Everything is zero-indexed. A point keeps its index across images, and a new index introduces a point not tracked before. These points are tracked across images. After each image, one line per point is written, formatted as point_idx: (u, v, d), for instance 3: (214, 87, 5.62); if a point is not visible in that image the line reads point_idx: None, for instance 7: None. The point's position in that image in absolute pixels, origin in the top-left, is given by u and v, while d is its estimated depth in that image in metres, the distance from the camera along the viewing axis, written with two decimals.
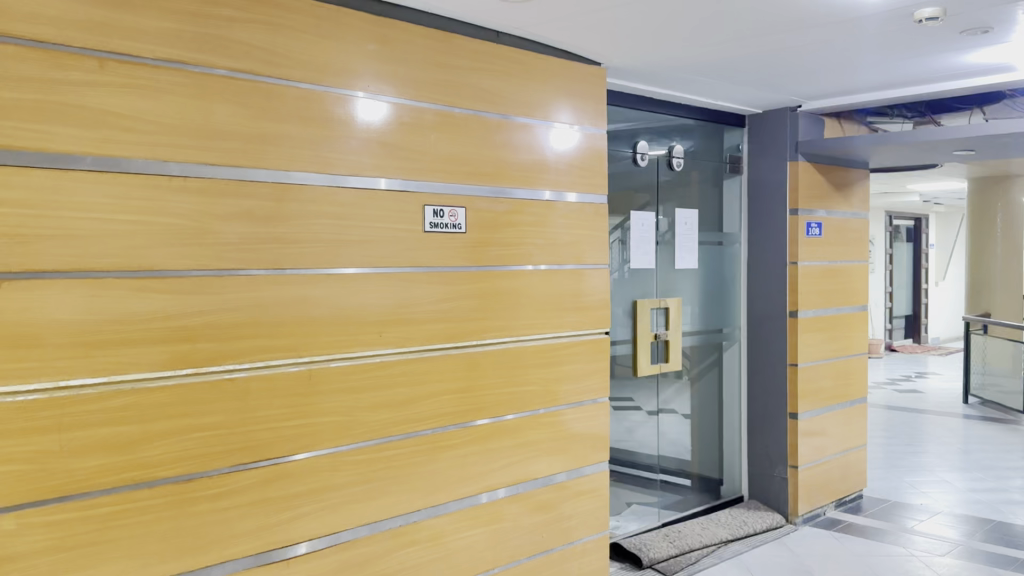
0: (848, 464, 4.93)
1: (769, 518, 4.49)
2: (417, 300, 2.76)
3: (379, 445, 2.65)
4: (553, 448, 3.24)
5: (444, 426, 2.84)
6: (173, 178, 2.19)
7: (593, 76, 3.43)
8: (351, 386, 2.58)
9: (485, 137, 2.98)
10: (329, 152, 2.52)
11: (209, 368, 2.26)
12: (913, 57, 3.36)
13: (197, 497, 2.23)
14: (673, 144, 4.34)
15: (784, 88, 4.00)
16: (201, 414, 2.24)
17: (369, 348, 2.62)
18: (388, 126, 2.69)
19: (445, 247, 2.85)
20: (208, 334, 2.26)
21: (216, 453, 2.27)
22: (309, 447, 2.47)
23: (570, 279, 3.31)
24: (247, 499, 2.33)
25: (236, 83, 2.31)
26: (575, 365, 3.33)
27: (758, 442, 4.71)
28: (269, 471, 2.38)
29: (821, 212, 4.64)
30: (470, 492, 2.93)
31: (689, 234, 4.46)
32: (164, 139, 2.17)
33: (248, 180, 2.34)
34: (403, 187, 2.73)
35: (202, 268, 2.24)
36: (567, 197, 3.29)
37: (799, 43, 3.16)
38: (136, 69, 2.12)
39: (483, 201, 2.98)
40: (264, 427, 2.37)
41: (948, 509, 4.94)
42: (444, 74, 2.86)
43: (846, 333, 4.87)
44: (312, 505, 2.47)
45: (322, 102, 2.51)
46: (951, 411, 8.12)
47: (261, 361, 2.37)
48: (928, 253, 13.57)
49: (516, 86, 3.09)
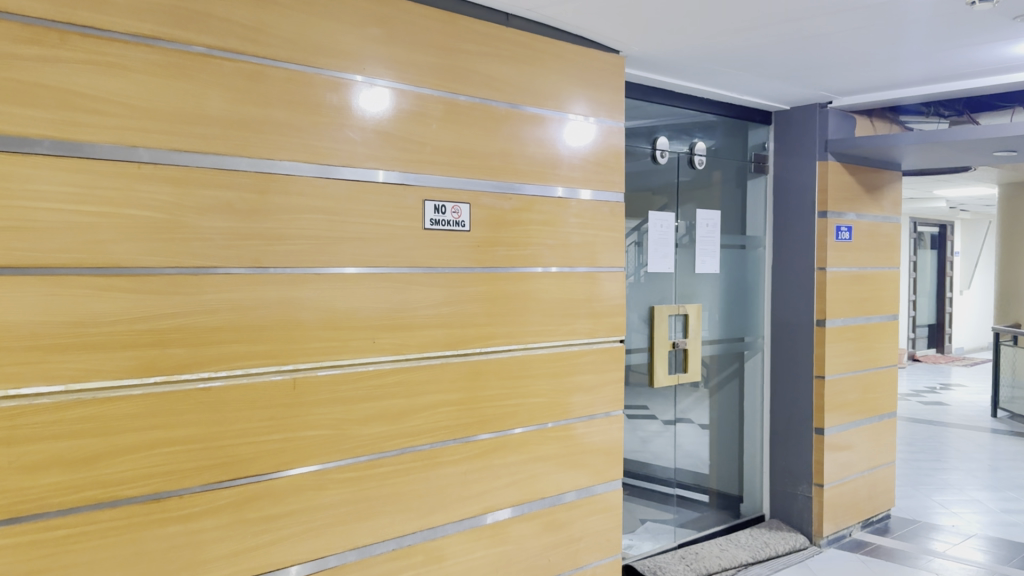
0: (875, 482, 4.67)
1: (792, 540, 4.25)
2: (415, 303, 2.54)
3: (371, 461, 2.42)
4: (562, 467, 3.00)
5: (443, 441, 2.61)
6: (143, 166, 1.98)
7: (611, 65, 3.19)
8: (341, 397, 2.35)
9: (492, 129, 2.76)
10: (320, 141, 2.30)
11: (181, 376, 2.05)
12: (956, 47, 3.12)
13: (166, 518, 2.02)
14: (695, 141, 4.10)
15: (812, 82, 3.76)
16: (173, 426, 2.03)
17: (361, 356, 2.40)
18: (387, 114, 2.47)
19: (447, 245, 2.62)
20: (181, 338, 2.04)
21: (187, 470, 2.05)
22: (291, 465, 2.25)
23: (582, 282, 3.08)
24: (223, 520, 2.11)
25: (217, 64, 2.09)
26: (587, 375, 3.09)
27: (781, 457, 4.46)
28: (248, 490, 2.16)
29: (851, 215, 4.40)
30: (471, 512, 2.70)
31: (710, 236, 4.22)
32: (135, 123, 1.96)
33: (229, 170, 2.12)
34: (402, 181, 2.50)
35: (173, 265, 2.02)
36: (580, 194, 3.06)
37: (835, 28, 2.90)
38: (104, 45, 1.91)
39: (489, 198, 2.75)
40: (243, 442, 2.15)
41: (980, 531, 4.67)
42: (449, 58, 2.63)
43: (875, 343, 4.61)
44: (295, 527, 2.25)
45: (313, 86, 2.29)
46: (978, 425, 7.83)
47: (240, 368, 2.15)
48: (952, 260, 13.27)
49: (527, 74, 2.87)
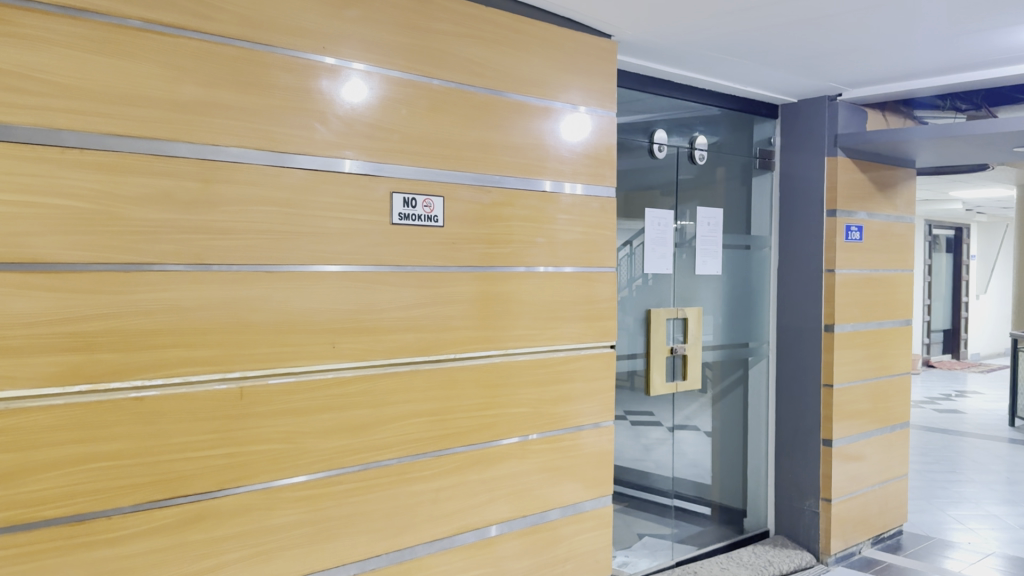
0: (887, 496, 4.43)
1: (797, 558, 4.02)
2: (382, 305, 2.32)
3: (330, 478, 2.21)
4: (547, 483, 2.79)
5: (413, 455, 2.40)
6: (68, 151, 1.77)
7: (604, 52, 2.97)
8: (294, 408, 2.14)
9: (470, 117, 2.54)
10: (274, 126, 2.09)
11: (110, 385, 1.84)
12: (976, 30, 2.88)
13: (91, 542, 1.82)
14: (696, 135, 3.88)
15: (820, 72, 3.54)
16: (99, 440, 1.83)
17: (320, 362, 2.19)
18: (351, 99, 2.25)
19: (417, 242, 2.41)
20: (110, 343, 1.84)
21: (117, 488, 1.86)
22: (239, 483, 2.04)
23: (571, 283, 2.86)
24: (158, 544, 1.91)
25: (154, 39, 1.89)
26: (575, 384, 2.88)
27: (788, 470, 4.23)
28: (188, 510, 1.96)
29: (862, 214, 4.17)
30: (444, 533, 2.48)
31: (712, 236, 4.00)
32: (58, 102, 1.76)
33: (167, 157, 1.91)
34: (368, 171, 2.29)
35: (101, 262, 1.82)
36: (568, 188, 2.84)
37: (844, 8, 2.67)
38: (23, 16, 1.71)
39: (466, 191, 2.54)
40: (183, 457, 1.95)
41: (997, 549, 4.43)
42: (422, 38, 2.42)
43: (888, 350, 4.37)
44: (242, 551, 2.04)
45: (267, 66, 2.08)
46: (994, 434, 7.55)
47: (178, 376, 1.94)
48: (969, 264, 12.95)
49: (509, 58, 2.65)
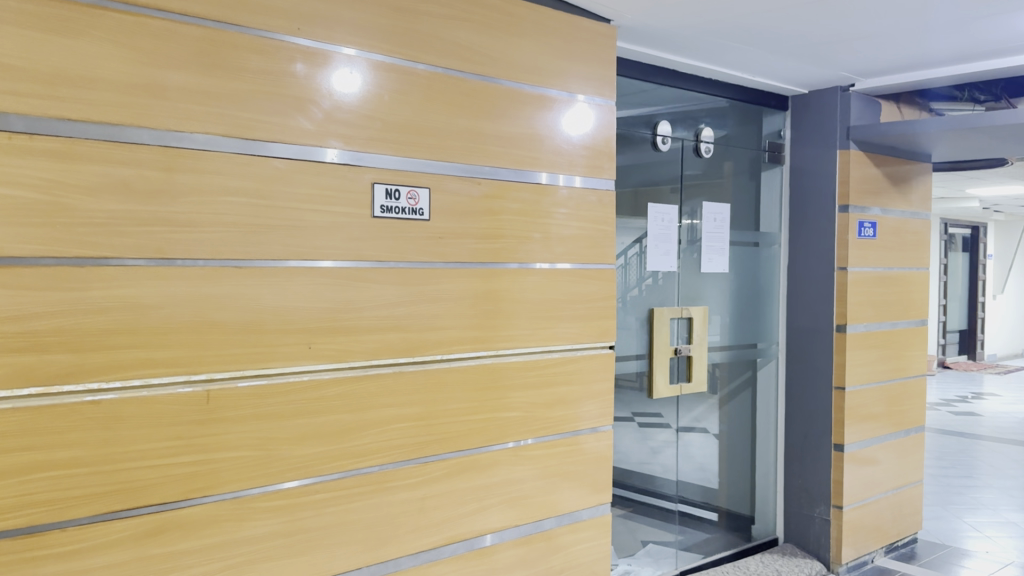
0: (901, 503, 4.27)
1: (807, 568, 3.87)
2: (362, 302, 2.19)
3: (305, 487, 2.09)
4: (543, 490, 2.65)
5: (396, 462, 2.27)
6: (15, 137, 1.65)
7: (603, 38, 2.83)
8: (267, 412, 2.01)
9: (459, 104, 2.41)
10: (244, 112, 1.96)
11: (65, 389, 1.72)
12: (995, 13, 2.72)
13: (44, 556, 1.70)
14: (702, 127, 3.73)
15: (830, 60, 3.38)
16: (52, 448, 1.70)
17: (294, 364, 2.07)
18: (330, 84, 2.12)
19: (401, 236, 2.27)
20: (64, 343, 1.72)
21: (73, 499, 1.73)
22: (206, 492, 1.92)
23: (567, 281, 2.72)
24: (118, 559, 1.79)
25: (111, 18, 1.76)
26: (571, 386, 2.74)
27: (797, 475, 4.08)
28: (151, 522, 1.84)
29: (875, 210, 4.01)
30: (430, 544, 2.35)
31: (719, 232, 3.85)
32: (3, 84, 1.64)
33: (125, 144, 1.79)
34: (347, 160, 2.16)
35: (52, 256, 1.70)
36: (565, 181, 2.71)
37: None
38: None
39: (454, 183, 2.40)
40: (144, 465, 1.83)
41: (1014, 558, 4.27)
42: (406, 21, 2.29)
43: (902, 351, 4.21)
44: (209, 565, 1.92)
45: (236, 48, 1.95)
46: (1012, 438, 7.36)
47: (138, 379, 1.82)
48: (986, 263, 12.72)
49: (501, 43, 2.52)
